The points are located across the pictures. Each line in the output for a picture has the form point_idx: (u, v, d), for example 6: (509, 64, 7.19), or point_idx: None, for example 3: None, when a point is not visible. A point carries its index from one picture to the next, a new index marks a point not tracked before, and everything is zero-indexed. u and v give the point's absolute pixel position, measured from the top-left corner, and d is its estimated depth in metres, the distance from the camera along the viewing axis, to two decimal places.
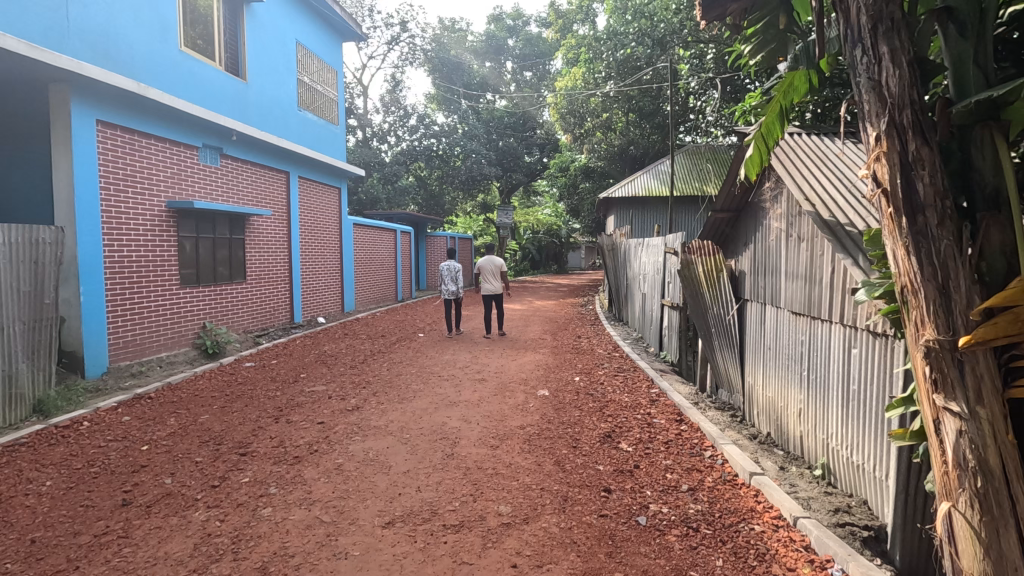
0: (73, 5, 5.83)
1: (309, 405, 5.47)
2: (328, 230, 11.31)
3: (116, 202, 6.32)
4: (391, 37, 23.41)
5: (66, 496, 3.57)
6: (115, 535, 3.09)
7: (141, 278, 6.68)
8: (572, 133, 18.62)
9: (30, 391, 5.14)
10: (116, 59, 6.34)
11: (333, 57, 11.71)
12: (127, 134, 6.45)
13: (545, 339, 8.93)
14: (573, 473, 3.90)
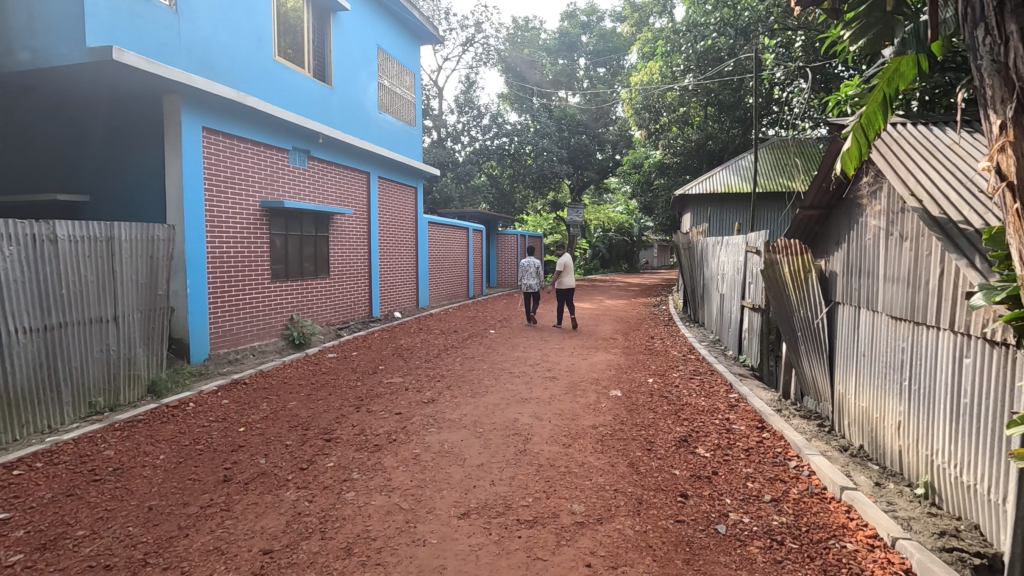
0: (184, 23, 6.39)
1: (388, 396, 5.70)
2: (404, 228, 11.71)
3: (218, 202, 6.86)
4: (466, 39, 23.88)
5: (177, 470, 3.93)
6: (218, 508, 3.37)
7: (238, 273, 7.22)
8: (646, 129, 18.18)
9: (145, 373, 5.71)
10: (220, 70, 6.89)
11: (411, 60, 12.11)
12: (227, 139, 6.99)
13: (617, 339, 8.80)
14: (648, 476, 3.82)
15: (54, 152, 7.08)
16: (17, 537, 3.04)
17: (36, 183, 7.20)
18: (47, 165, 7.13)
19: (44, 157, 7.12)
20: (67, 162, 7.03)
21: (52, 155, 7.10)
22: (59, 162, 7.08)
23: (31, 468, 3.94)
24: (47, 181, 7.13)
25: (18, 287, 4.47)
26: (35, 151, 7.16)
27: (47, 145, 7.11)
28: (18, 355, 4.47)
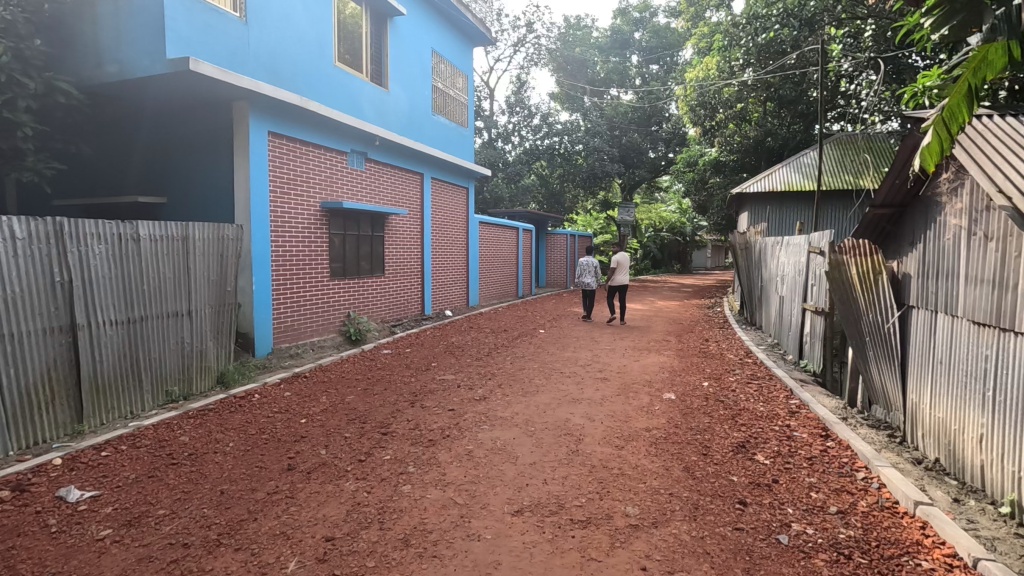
0: (253, 33, 6.72)
1: (441, 392, 5.82)
2: (456, 228, 11.89)
3: (282, 203, 7.18)
4: (517, 39, 23.98)
5: (245, 457, 4.14)
6: (284, 495, 3.53)
7: (300, 271, 7.54)
8: (701, 126, 17.83)
9: (215, 365, 6.05)
10: (285, 76, 7.20)
11: (463, 61, 12.26)
12: (291, 143, 7.29)
13: (670, 341, 8.63)
14: (704, 481, 3.73)
15: (135, 157, 7.59)
16: (105, 514, 3.28)
17: (119, 186, 7.74)
18: (128, 169, 7.64)
19: (126, 162, 7.64)
20: (146, 166, 7.53)
21: (132, 160, 7.61)
22: (138, 166, 7.58)
23: (116, 450, 4.25)
24: (128, 184, 7.65)
25: (106, 282, 4.84)
26: (117, 156, 7.68)
27: (128, 150, 7.63)
28: (105, 346, 4.84)
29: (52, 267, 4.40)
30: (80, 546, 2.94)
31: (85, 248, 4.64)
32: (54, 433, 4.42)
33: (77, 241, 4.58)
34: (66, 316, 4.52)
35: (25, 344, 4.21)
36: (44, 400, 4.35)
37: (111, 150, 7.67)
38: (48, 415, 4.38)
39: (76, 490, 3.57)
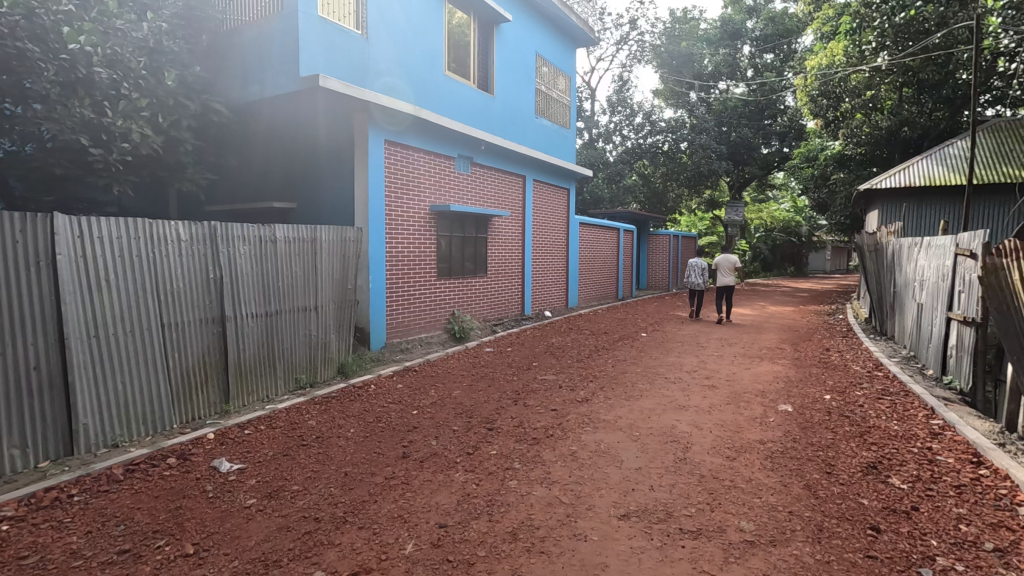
0: (372, 49, 7.20)
1: (543, 392, 5.88)
2: (556, 229, 11.95)
3: (396, 206, 7.65)
4: (620, 37, 23.53)
5: (365, 443, 4.47)
6: (400, 480, 3.77)
7: (411, 270, 7.97)
8: (823, 117, 16.38)
9: (336, 356, 6.58)
10: (399, 87, 7.65)
11: (566, 63, 12.28)
12: (404, 150, 7.74)
13: (785, 349, 8.05)
14: (828, 502, 3.45)
15: (270, 167, 8.42)
16: (250, 485, 3.69)
17: (257, 194, 8.63)
18: (264, 179, 8.49)
19: (262, 172, 8.49)
20: (279, 175, 8.33)
21: (267, 170, 8.44)
22: (273, 175, 8.41)
23: (257, 429, 4.75)
24: (264, 192, 8.50)
25: (249, 279, 5.44)
26: (255, 168, 8.56)
27: (264, 162, 8.47)
28: (247, 336, 5.45)
29: (207, 265, 5.03)
30: (232, 511, 3.33)
31: (233, 248, 5.26)
32: (207, 411, 5.04)
33: (227, 243, 5.20)
34: (217, 308, 5.14)
35: (185, 332, 4.85)
36: (199, 382, 4.99)
37: (249, 163, 8.55)
38: (203, 395, 5.01)
39: (226, 462, 4.04)
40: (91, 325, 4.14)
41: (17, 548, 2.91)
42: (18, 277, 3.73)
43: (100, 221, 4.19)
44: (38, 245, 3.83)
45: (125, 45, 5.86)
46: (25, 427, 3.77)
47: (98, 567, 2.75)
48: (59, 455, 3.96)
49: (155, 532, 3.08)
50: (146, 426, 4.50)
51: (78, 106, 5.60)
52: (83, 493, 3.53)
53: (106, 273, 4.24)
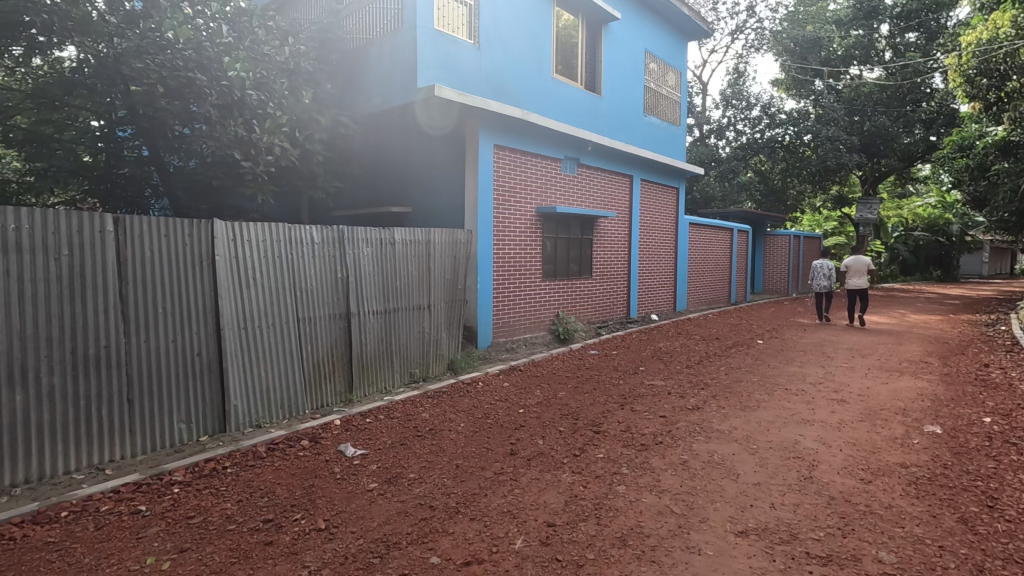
0: (483, 56, 7.44)
1: (650, 398, 5.72)
2: (664, 230, 11.57)
3: (504, 208, 7.83)
4: (736, 26, 22.25)
5: (474, 437, 4.62)
6: (508, 476, 3.86)
7: (517, 271, 8.11)
8: (982, 100, 14.34)
9: (447, 353, 6.86)
10: (508, 92, 7.82)
11: (677, 57, 11.86)
12: (512, 154, 7.90)
13: (930, 363, 7.14)
14: (990, 540, 3.01)
15: (390, 175, 9.00)
16: (372, 469, 3.97)
17: (377, 200, 9.25)
18: (384, 185, 9.08)
19: (383, 179, 9.09)
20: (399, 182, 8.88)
21: (387, 178, 9.03)
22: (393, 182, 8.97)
23: (377, 418, 5.09)
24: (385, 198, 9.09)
25: (370, 279, 5.85)
26: (376, 176, 9.17)
27: (384, 170, 9.06)
28: (369, 331, 5.86)
29: (335, 265, 5.49)
30: (356, 493, 3.59)
31: (357, 249, 5.69)
32: (334, 399, 5.50)
33: (352, 245, 5.64)
34: (343, 305, 5.59)
35: (316, 326, 5.33)
36: (327, 372, 5.44)
37: (372, 171, 9.18)
38: (330, 383, 5.46)
39: (351, 447, 4.37)
40: (240, 317, 4.69)
41: (184, 509, 3.36)
42: (186, 275, 4.33)
43: (249, 226, 4.74)
44: (201, 247, 4.42)
45: (270, 68, 6.57)
46: (189, 405, 4.36)
47: (247, 532, 3.10)
48: (215, 430, 4.52)
49: (292, 506, 3.41)
50: (283, 409, 5.00)
51: (232, 125, 6.19)
52: (234, 466, 3.99)
53: (253, 272, 4.78)
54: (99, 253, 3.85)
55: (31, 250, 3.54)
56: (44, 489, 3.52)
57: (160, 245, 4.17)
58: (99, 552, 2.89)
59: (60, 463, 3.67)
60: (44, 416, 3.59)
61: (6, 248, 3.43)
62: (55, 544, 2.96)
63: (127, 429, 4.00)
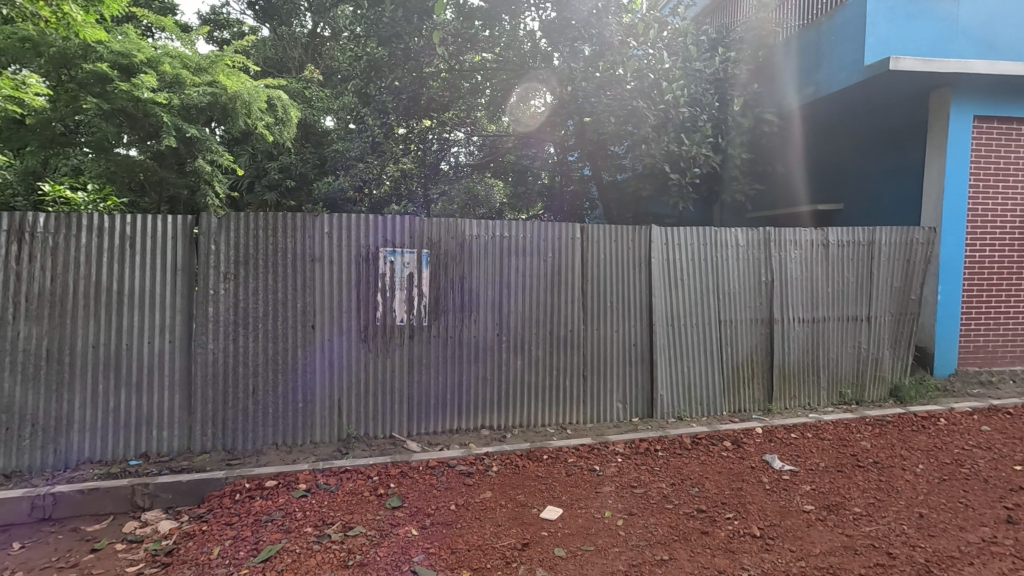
0: (965, 7, 5.89)
1: None
2: None
3: (989, 198, 6.00)
4: None
5: (941, 486, 3.71)
6: (1007, 551, 2.93)
7: (1005, 281, 6.10)
8: None
9: (890, 375, 5.72)
10: (1005, 45, 5.94)
11: None
12: (1004, 125, 5.97)
13: None
14: None
15: (838, 164, 8.24)
16: (806, 490, 3.66)
17: (819, 195, 8.59)
18: (827, 178, 8.40)
19: (828, 170, 8.40)
20: (847, 174, 8.01)
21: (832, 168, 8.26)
22: (840, 175, 8.16)
23: (804, 435, 4.66)
24: (829, 194, 8.36)
25: (798, 284, 5.42)
26: (817, 168, 8.55)
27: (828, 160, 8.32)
28: (793, 340, 5.43)
29: (761, 268, 5.31)
30: (791, 510, 3.38)
31: (785, 252, 5.36)
32: (753, 406, 5.34)
33: (780, 248, 5.35)
34: (767, 310, 5.35)
35: (738, 330, 5.27)
36: (747, 377, 5.31)
37: (810, 164, 8.58)
38: (749, 389, 5.32)
39: (778, 460, 4.15)
40: (669, 315, 5.07)
41: (628, 478, 3.85)
42: (629, 274, 4.97)
43: (681, 230, 5.08)
44: (641, 250, 5.00)
45: (702, 82, 6.88)
46: (625, 388, 4.99)
47: (684, 516, 3.32)
48: (643, 414, 5.04)
49: (724, 503, 3.47)
50: (702, 406, 5.17)
51: (666, 140, 6.65)
52: (664, 450, 4.33)
53: (682, 273, 5.10)
54: (571, 255, 4.83)
55: (530, 252, 4.72)
56: (529, 433, 4.63)
57: (611, 249, 4.93)
58: (572, 494, 3.61)
59: (539, 417, 4.77)
60: (531, 378, 4.74)
61: (516, 251, 4.69)
62: (542, 478, 3.84)
63: (581, 399, 4.87)
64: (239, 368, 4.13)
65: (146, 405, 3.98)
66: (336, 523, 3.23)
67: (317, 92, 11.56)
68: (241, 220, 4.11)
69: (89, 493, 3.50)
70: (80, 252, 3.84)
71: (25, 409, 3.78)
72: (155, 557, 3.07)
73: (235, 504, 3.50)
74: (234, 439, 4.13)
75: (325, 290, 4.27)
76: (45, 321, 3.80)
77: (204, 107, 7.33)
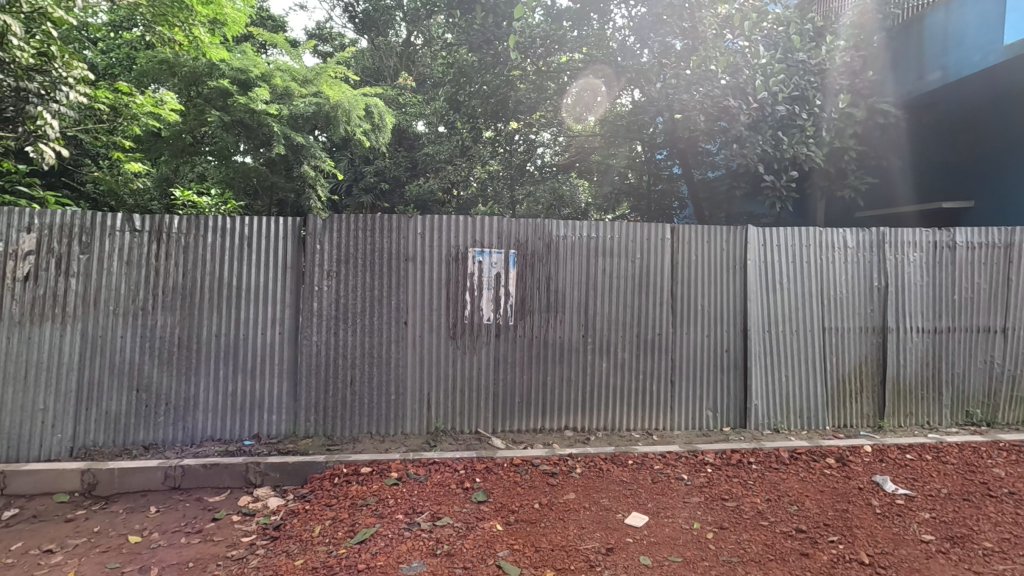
0: None
1: None
2: None
3: None
4: None
5: None
6: None
7: None
8: None
9: None
10: None
11: None
12: None
13: None
14: None
15: (966, 158, 7.38)
16: (925, 518, 3.31)
17: (944, 190, 7.71)
18: (955, 170, 7.54)
19: (953, 165, 7.56)
20: (977, 168, 7.16)
21: (961, 161, 7.41)
22: (968, 169, 7.30)
23: (922, 457, 4.22)
24: (955, 189, 7.49)
25: (917, 291, 4.92)
26: (943, 160, 7.70)
27: (954, 152, 7.47)
28: (911, 352, 4.94)
29: (873, 273, 4.88)
30: (906, 539, 3.08)
31: (903, 255, 4.90)
32: (861, 422, 4.91)
33: (897, 250, 4.89)
34: (880, 318, 4.90)
35: (846, 339, 4.87)
36: (855, 391, 4.90)
37: (932, 157, 7.76)
38: (857, 404, 4.90)
39: (891, 482, 3.79)
40: (766, 321, 4.79)
41: (719, 490, 3.69)
42: (723, 277, 4.76)
43: (781, 231, 4.79)
44: (736, 252, 4.77)
45: (805, 75, 6.38)
46: (717, 396, 4.77)
47: (781, 535, 3.13)
48: (736, 424, 4.80)
49: (826, 525, 3.23)
50: (802, 419, 4.83)
51: (762, 138, 6.26)
52: (759, 463, 4.09)
53: (782, 277, 4.80)
54: (660, 256, 4.70)
55: (618, 253, 4.65)
56: (614, 436, 4.55)
57: (703, 250, 4.74)
58: (658, 502, 3.51)
59: (624, 421, 4.68)
60: (617, 382, 4.67)
61: (603, 252, 4.63)
62: (627, 483, 3.76)
63: (669, 405, 4.72)
64: (339, 360, 4.41)
65: (258, 391, 4.35)
66: (426, 513, 3.37)
67: (409, 99, 12.03)
68: (342, 221, 4.39)
69: (211, 467, 3.88)
70: (206, 250, 4.28)
71: (160, 389, 4.26)
72: (265, 530, 3.36)
73: (334, 487, 3.75)
74: (333, 426, 4.41)
75: (418, 288, 4.45)
76: (176, 311, 4.26)
77: (310, 116, 7.90)
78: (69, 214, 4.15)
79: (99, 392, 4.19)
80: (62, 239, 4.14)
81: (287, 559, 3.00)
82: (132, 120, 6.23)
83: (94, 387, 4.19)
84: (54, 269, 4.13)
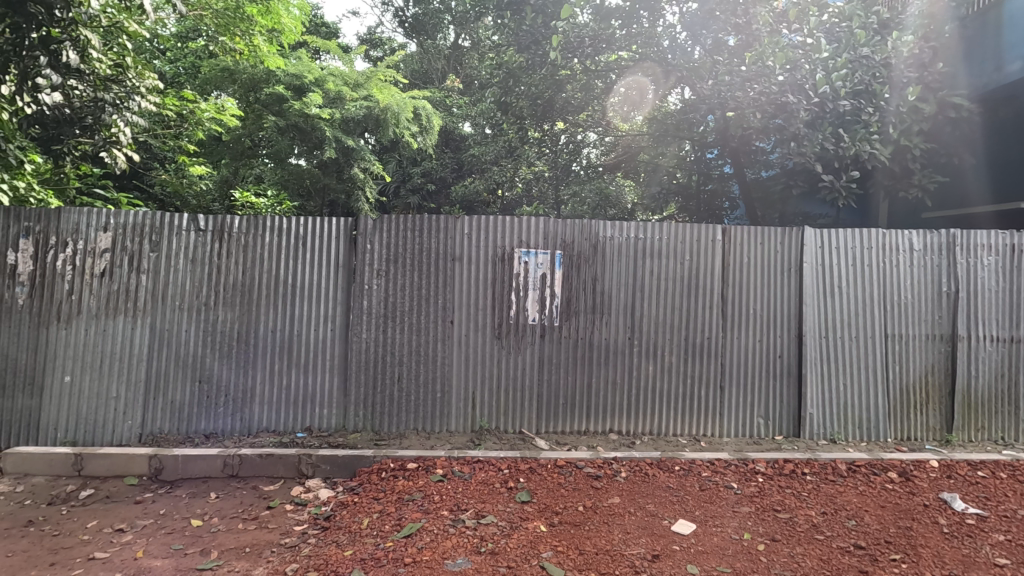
0: None
1: None
2: None
3: None
4: None
5: None
6: None
7: None
8: None
9: None
10: None
11: None
12: None
13: None
14: None
15: None
16: (998, 540, 3.10)
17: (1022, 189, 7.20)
18: None
19: None
20: None
21: None
22: None
23: (995, 475, 3.95)
24: None
25: (990, 297, 4.62)
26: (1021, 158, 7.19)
27: None
28: (983, 362, 4.64)
29: (941, 277, 4.61)
30: (978, 562, 2.89)
31: (976, 259, 4.61)
32: (927, 435, 4.63)
33: (968, 253, 4.60)
34: (949, 326, 4.62)
35: (910, 347, 4.61)
36: (921, 402, 4.63)
37: (1010, 154, 7.27)
38: (922, 417, 4.63)
39: (960, 500, 3.56)
40: (823, 325, 4.59)
41: (771, 500, 3.56)
42: (777, 280, 4.59)
43: (841, 232, 4.59)
44: (791, 254, 4.60)
45: (869, 69, 5.98)
46: (769, 403, 4.61)
47: (838, 550, 2.99)
48: (789, 433, 4.62)
49: (887, 542, 3.07)
50: (861, 430, 4.60)
51: (822, 135, 5.98)
52: (814, 475, 3.93)
53: (841, 281, 4.59)
54: (710, 258, 4.58)
55: (666, 255, 4.56)
56: (660, 441, 4.46)
57: (756, 252, 4.59)
58: (705, 510, 3.43)
59: (671, 426, 4.58)
60: (663, 386, 4.58)
61: (651, 253, 4.56)
62: (673, 490, 3.69)
63: (718, 411, 4.59)
64: (387, 357, 4.51)
65: (310, 385, 4.50)
66: (470, 510, 3.40)
67: (457, 100, 12.12)
68: (392, 222, 4.50)
69: (266, 457, 4.05)
70: (264, 249, 4.46)
71: (219, 381, 4.47)
72: (316, 520, 3.47)
73: (382, 481, 3.84)
74: (380, 422, 4.51)
75: (465, 288, 4.50)
76: (235, 307, 4.46)
77: (361, 119, 8.11)
78: (140, 215, 4.41)
79: (165, 382, 4.44)
80: (133, 239, 4.41)
81: (337, 549, 3.09)
82: (197, 125, 6.54)
83: (160, 378, 4.44)
84: (126, 266, 4.40)
